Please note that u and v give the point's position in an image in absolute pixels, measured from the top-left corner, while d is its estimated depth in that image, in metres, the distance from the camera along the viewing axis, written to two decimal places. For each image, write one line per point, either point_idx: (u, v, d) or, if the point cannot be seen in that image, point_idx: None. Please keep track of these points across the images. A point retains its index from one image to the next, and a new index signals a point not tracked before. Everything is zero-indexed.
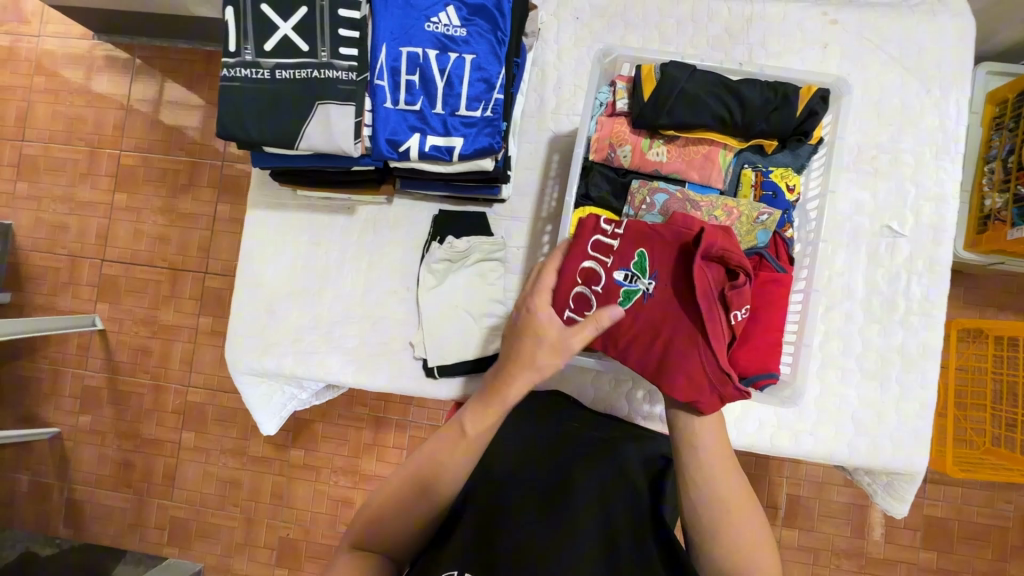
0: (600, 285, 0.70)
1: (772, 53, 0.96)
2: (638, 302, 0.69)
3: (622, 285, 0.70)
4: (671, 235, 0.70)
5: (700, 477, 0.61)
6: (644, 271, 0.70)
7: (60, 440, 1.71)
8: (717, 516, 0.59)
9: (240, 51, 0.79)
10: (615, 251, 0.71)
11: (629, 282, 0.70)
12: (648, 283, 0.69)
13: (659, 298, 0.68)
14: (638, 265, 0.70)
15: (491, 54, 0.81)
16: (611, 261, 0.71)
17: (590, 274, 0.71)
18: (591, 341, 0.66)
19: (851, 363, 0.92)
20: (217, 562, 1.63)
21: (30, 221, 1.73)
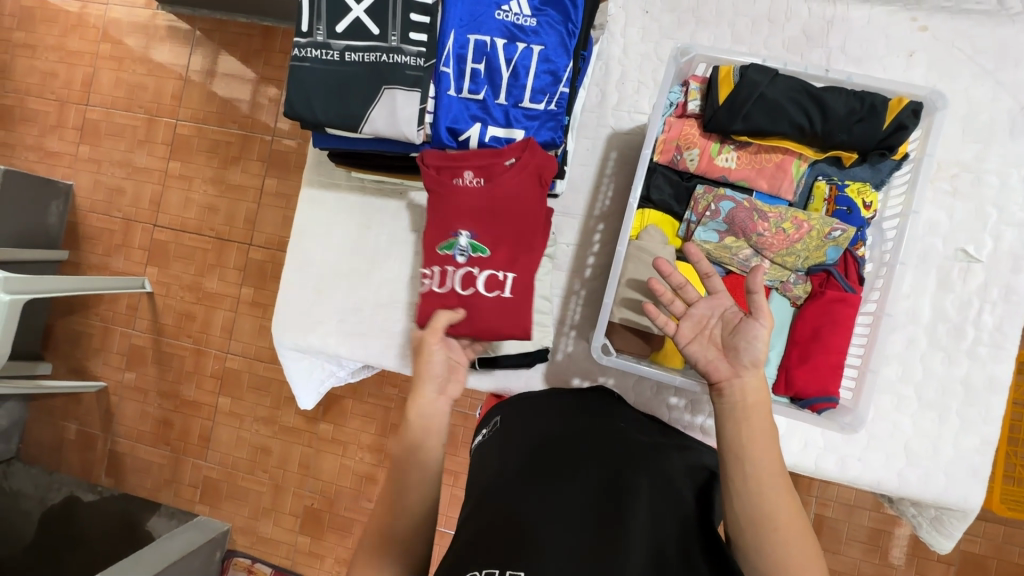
0: (467, 265, 0.82)
1: (852, 59, 0.91)
2: (478, 237, 0.81)
3: (470, 246, 0.81)
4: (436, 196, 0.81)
5: (747, 496, 0.57)
6: (458, 242, 0.81)
7: (106, 394, 1.80)
8: (762, 539, 0.55)
9: (312, 32, 0.78)
10: (442, 257, 0.83)
11: (465, 245, 0.81)
12: (462, 236, 0.81)
13: (473, 213, 0.81)
14: (458, 243, 0.82)
15: (560, 47, 0.79)
16: (448, 263, 0.82)
17: (467, 281, 0.81)
18: (485, 319, 0.81)
19: (909, 391, 0.87)
20: (243, 524, 1.70)
21: (90, 183, 1.81)
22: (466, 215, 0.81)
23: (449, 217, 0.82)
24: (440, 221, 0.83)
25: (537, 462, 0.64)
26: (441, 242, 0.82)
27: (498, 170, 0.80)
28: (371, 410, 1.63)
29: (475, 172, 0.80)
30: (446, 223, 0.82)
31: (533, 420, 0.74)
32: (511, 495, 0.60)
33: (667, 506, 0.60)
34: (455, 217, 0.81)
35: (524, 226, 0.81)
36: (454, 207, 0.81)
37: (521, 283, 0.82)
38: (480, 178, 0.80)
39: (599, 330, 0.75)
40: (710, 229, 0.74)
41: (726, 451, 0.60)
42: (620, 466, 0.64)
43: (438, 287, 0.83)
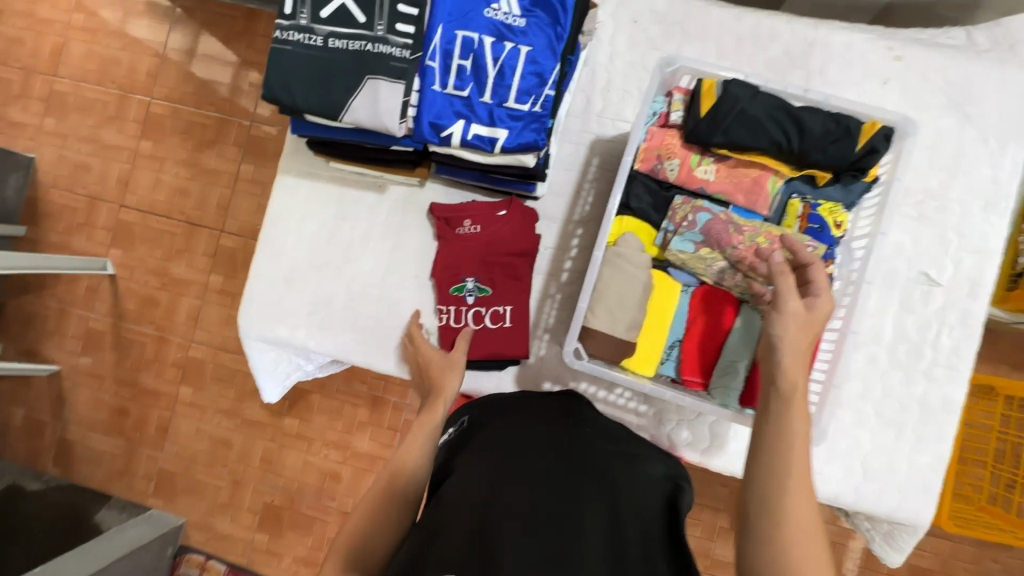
0: (477, 304, 0.95)
1: (830, 83, 0.94)
2: (485, 280, 0.95)
3: (477, 287, 0.95)
4: (444, 253, 0.96)
5: (773, 517, 0.53)
6: (470, 285, 0.95)
7: (58, 379, 1.71)
8: (789, 561, 0.51)
9: (296, 15, 0.76)
10: (455, 298, 0.95)
11: (474, 287, 0.95)
12: (470, 280, 0.95)
13: (475, 255, 0.95)
14: (470, 286, 0.95)
15: (548, 49, 0.79)
16: (460, 304, 0.95)
17: (477, 318, 0.94)
18: (492, 348, 0.92)
19: (869, 408, 0.90)
20: (198, 519, 1.64)
21: (53, 158, 1.73)
22: (472, 261, 0.95)
23: (459, 261, 0.96)
24: (448, 266, 0.96)
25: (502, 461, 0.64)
26: (451, 284, 0.96)
27: (492, 219, 0.95)
28: (339, 406, 1.59)
29: (473, 221, 0.95)
30: (455, 270, 0.96)
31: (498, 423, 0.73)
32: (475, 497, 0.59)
33: (631, 510, 0.60)
34: (461, 262, 0.95)
35: (521, 265, 0.95)
36: (459, 252, 0.95)
37: (521, 313, 0.95)
38: (477, 225, 0.95)
39: (571, 333, 0.75)
40: (686, 238, 0.75)
41: (762, 467, 0.55)
42: (586, 470, 0.63)
43: (453, 323, 0.95)
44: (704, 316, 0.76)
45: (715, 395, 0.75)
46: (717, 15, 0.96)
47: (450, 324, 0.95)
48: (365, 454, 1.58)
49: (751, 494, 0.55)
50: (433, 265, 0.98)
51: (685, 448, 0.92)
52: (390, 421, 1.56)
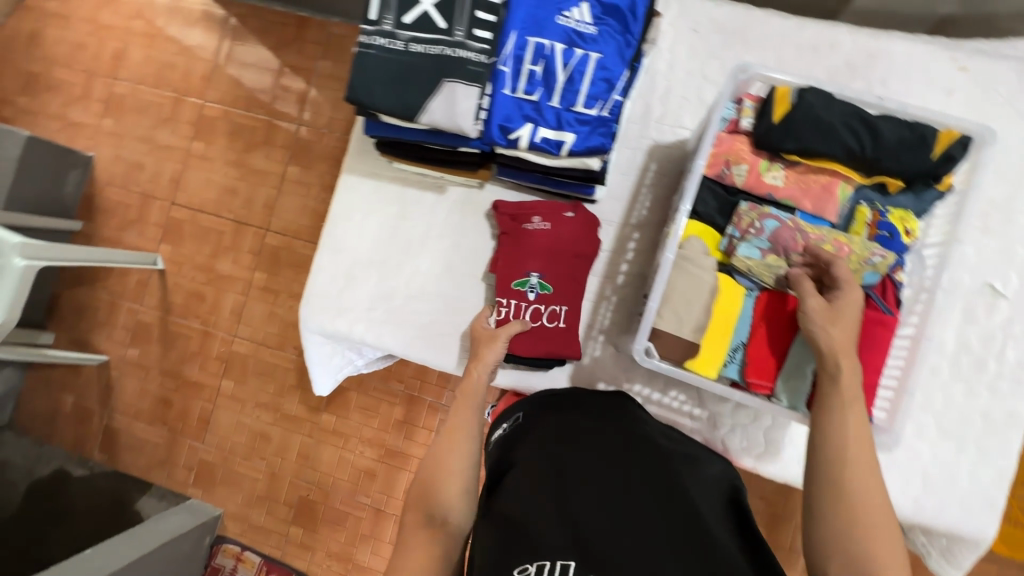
0: (536, 300, 0.94)
1: (892, 93, 0.94)
2: (546, 277, 0.95)
3: (538, 283, 0.95)
4: (508, 246, 0.96)
5: (836, 497, 0.58)
6: (529, 280, 0.95)
7: (107, 368, 1.78)
8: (850, 535, 0.55)
9: (381, 21, 0.79)
10: (514, 291, 0.95)
11: (535, 282, 0.95)
12: (533, 275, 0.95)
13: (540, 253, 0.95)
14: (530, 281, 0.95)
15: (618, 56, 0.81)
16: (519, 297, 0.94)
17: (535, 314, 0.94)
18: (546, 345, 0.92)
19: (930, 419, 0.89)
20: (236, 510, 1.68)
21: (110, 156, 1.81)
22: (539, 256, 0.95)
23: (524, 255, 0.96)
24: (514, 258, 0.96)
25: (565, 460, 0.66)
26: (516, 278, 0.95)
27: (559, 219, 0.96)
28: (375, 404, 1.62)
29: (543, 218, 0.96)
30: (519, 262, 0.95)
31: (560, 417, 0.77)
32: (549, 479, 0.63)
33: (701, 501, 0.61)
34: (528, 256, 0.95)
35: (581, 267, 0.96)
36: (526, 246, 0.95)
37: (576, 316, 0.96)
38: (546, 223, 0.96)
39: (641, 333, 0.76)
40: (754, 244, 0.76)
41: (826, 455, 0.60)
42: (648, 465, 0.65)
43: (511, 317, 0.94)
44: (768, 320, 0.76)
45: (781, 398, 0.75)
46: (779, 24, 0.97)
47: (509, 316, 0.93)
48: (400, 453, 1.60)
49: (816, 481, 0.60)
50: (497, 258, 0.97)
51: (740, 454, 0.92)
52: (425, 420, 1.59)
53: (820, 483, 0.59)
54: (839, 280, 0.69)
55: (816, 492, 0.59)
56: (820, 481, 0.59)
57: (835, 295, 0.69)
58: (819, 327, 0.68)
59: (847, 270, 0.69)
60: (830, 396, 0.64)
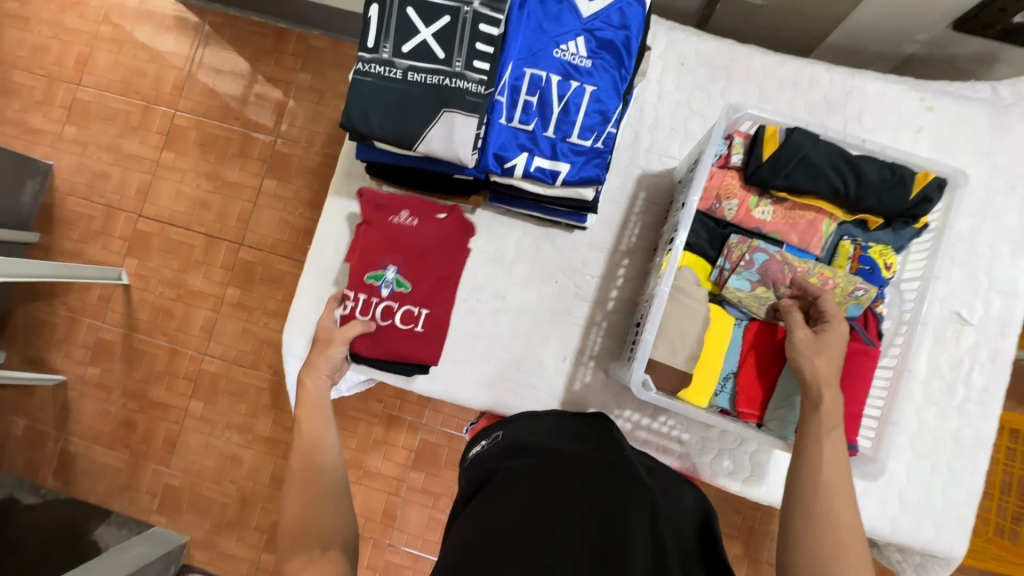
0: (387, 297, 0.93)
1: (866, 128, 0.99)
2: (402, 274, 0.94)
3: (393, 280, 0.94)
4: (366, 241, 0.95)
5: (819, 522, 0.59)
6: (382, 276, 0.94)
7: (64, 389, 1.68)
8: (831, 554, 0.57)
9: (378, 48, 0.79)
10: (365, 287, 0.94)
11: (389, 279, 0.94)
12: (388, 271, 0.94)
13: (398, 252, 0.95)
14: (383, 277, 0.94)
15: (612, 89, 0.83)
16: (369, 293, 0.93)
17: (385, 312, 0.93)
18: (393, 345, 0.92)
19: (905, 441, 0.93)
20: (203, 537, 1.60)
21: (72, 165, 1.72)
22: (394, 250, 0.94)
23: (381, 249, 0.95)
24: (370, 252, 0.95)
25: (546, 483, 0.65)
26: (369, 272, 0.94)
27: (429, 218, 0.97)
28: (353, 425, 1.58)
29: (410, 213, 0.96)
30: (377, 256, 0.94)
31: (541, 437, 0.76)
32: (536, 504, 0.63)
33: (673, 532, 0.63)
34: (385, 251, 0.95)
35: (440, 263, 0.96)
36: (385, 238, 0.95)
37: (435, 318, 0.95)
38: (413, 218, 0.96)
39: (638, 365, 0.76)
40: (744, 275, 0.78)
41: (808, 482, 0.62)
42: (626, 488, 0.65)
43: (359, 312, 0.92)
44: (755, 352, 0.79)
45: (770, 427, 0.77)
46: (760, 60, 1.01)
47: (355, 312, 0.92)
48: (378, 474, 1.56)
49: (797, 508, 0.61)
50: (354, 245, 0.96)
51: (726, 478, 0.94)
52: (405, 441, 1.55)
53: (798, 507, 0.61)
54: (826, 312, 0.72)
55: (795, 514, 0.61)
56: (795, 506, 0.62)
57: (823, 327, 0.71)
58: (804, 356, 0.70)
59: (832, 305, 0.72)
60: (808, 423, 0.67)
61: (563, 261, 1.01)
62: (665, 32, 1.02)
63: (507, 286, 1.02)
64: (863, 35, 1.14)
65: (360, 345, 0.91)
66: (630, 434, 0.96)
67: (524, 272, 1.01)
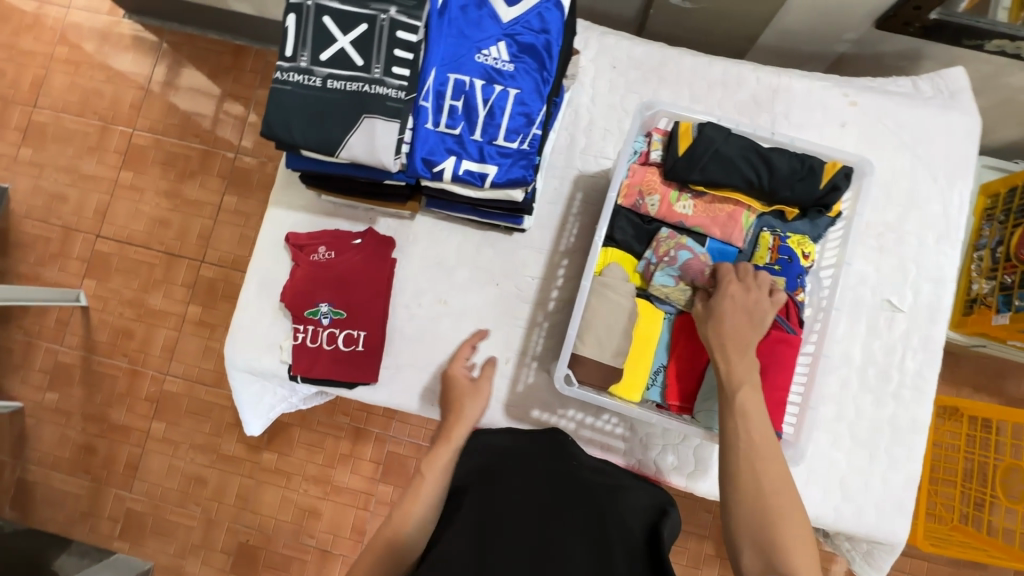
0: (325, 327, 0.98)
1: (794, 125, 1.01)
2: (335, 303, 0.99)
3: (327, 310, 0.98)
4: (296, 280, 0.99)
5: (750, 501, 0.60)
6: (318, 309, 0.98)
7: (21, 416, 1.63)
8: (764, 528, 0.58)
9: (297, 57, 0.80)
10: (304, 321, 0.98)
11: (324, 310, 0.98)
12: (323, 304, 0.98)
13: (326, 286, 0.99)
14: (319, 308, 0.98)
15: (535, 92, 0.84)
16: (309, 324, 0.98)
17: (328, 338, 0.98)
18: (338, 369, 0.97)
19: (843, 429, 0.94)
20: (168, 562, 1.56)
21: (28, 187, 1.70)
22: (324, 286, 0.99)
23: (313, 287, 0.99)
24: (302, 291, 0.98)
25: (488, 503, 0.71)
26: (306, 308, 0.98)
27: (347, 247, 1.01)
28: (320, 439, 1.56)
29: (328, 247, 1.01)
30: (310, 294, 0.98)
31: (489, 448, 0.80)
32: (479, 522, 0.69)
33: (616, 536, 0.67)
34: (315, 287, 0.98)
35: (366, 287, 0.99)
36: (313, 277, 0.99)
37: (374, 338, 0.98)
38: (332, 252, 1.01)
39: (561, 361, 0.78)
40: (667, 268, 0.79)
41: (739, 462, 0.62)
42: (566, 504, 0.71)
43: (307, 343, 0.97)
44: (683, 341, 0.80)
45: (699, 419, 0.77)
46: (689, 61, 1.03)
47: (304, 343, 0.97)
48: (348, 488, 1.54)
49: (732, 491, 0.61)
50: (284, 290, 0.99)
51: (671, 473, 0.94)
52: (373, 453, 1.54)
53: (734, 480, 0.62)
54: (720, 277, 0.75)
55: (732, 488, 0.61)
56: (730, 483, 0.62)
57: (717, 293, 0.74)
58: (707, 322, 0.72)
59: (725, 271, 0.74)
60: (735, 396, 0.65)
61: (504, 264, 1.02)
62: (596, 36, 1.05)
63: (449, 290, 1.02)
64: (794, 35, 1.17)
65: (308, 372, 0.97)
66: (574, 434, 0.96)
67: (466, 276, 1.02)
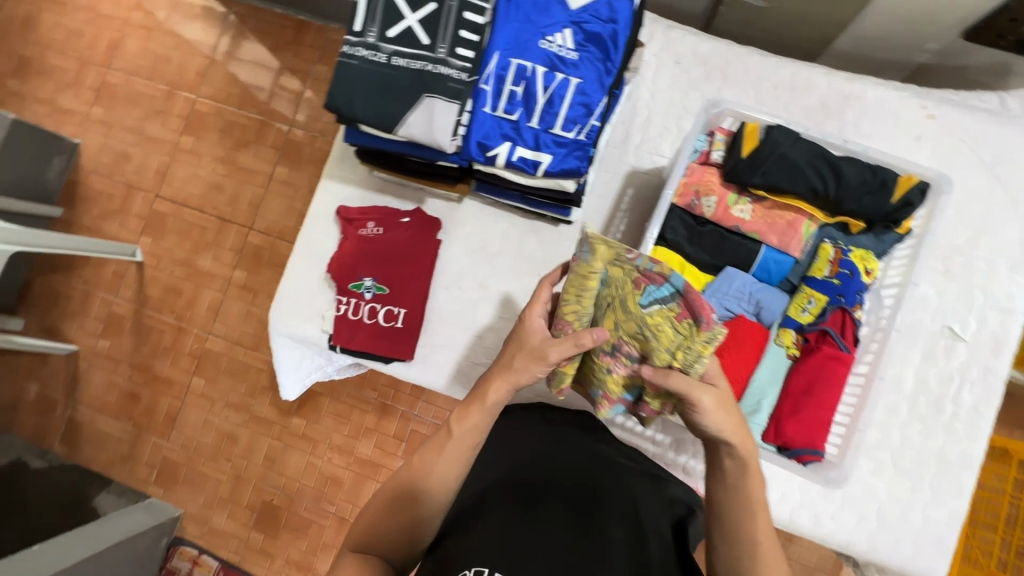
0: (367, 301, 1.00)
1: (864, 135, 0.97)
2: (380, 279, 1.01)
3: (371, 285, 1.00)
4: (343, 252, 1.01)
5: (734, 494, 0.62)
6: (363, 283, 1.00)
7: (75, 359, 1.74)
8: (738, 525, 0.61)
9: (365, 33, 0.81)
10: (348, 293, 1.00)
11: (368, 285, 1.00)
12: (367, 279, 1.00)
13: (373, 263, 1.01)
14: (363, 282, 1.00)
15: (597, 82, 0.83)
16: (351, 297, 1.00)
17: (370, 313, 0.99)
18: (376, 342, 0.98)
19: (886, 456, 0.90)
20: (196, 512, 1.63)
21: (97, 144, 1.79)
22: (370, 261, 1.01)
23: (359, 261, 1.01)
24: (348, 264, 1.01)
25: (522, 490, 0.70)
26: (350, 281, 1.00)
27: (395, 224, 1.02)
28: (347, 411, 1.60)
29: (376, 223, 1.02)
30: (356, 268, 1.01)
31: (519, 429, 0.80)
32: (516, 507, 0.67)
33: (647, 527, 0.68)
34: (362, 260, 1.01)
35: (410, 266, 1.01)
36: (359, 251, 1.01)
37: (415, 316, 1.00)
38: (380, 228, 1.02)
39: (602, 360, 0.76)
40: (660, 286, 0.64)
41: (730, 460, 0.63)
42: (601, 494, 0.70)
43: (348, 314, 0.99)
44: (733, 349, 0.77)
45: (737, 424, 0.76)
46: (758, 61, 0.99)
47: (345, 314, 0.99)
48: (369, 461, 1.58)
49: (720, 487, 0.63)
50: (331, 261, 1.02)
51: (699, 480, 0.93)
52: (396, 430, 1.57)
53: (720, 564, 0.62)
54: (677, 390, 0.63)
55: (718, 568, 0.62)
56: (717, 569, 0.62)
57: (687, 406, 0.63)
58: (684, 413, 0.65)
59: (683, 384, 0.61)
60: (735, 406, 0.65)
61: (547, 255, 1.01)
62: (663, 30, 1.02)
63: (489, 276, 1.02)
64: (873, 42, 1.10)
65: (348, 343, 0.98)
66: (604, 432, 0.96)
67: (507, 263, 1.02)
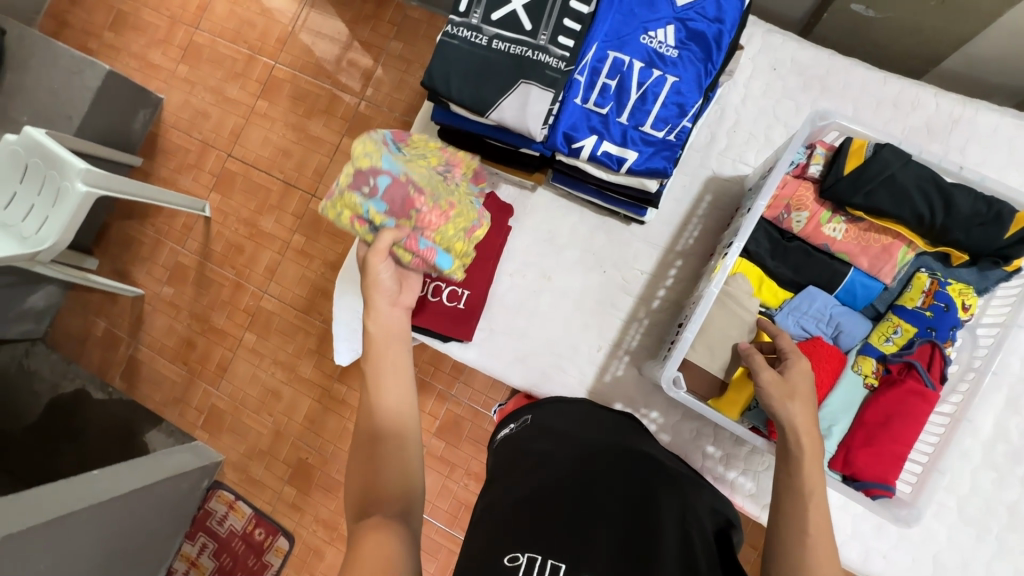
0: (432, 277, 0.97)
1: (969, 162, 0.91)
2: None
3: None
4: None
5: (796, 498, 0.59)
6: None
7: (141, 302, 1.82)
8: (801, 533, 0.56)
9: (469, 14, 0.81)
10: None
11: None
12: None
13: None
14: None
15: (694, 83, 0.80)
16: None
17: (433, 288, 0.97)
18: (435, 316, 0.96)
19: (953, 502, 0.86)
20: (235, 461, 1.70)
21: (179, 101, 1.87)
22: None
23: None
24: None
25: (572, 475, 0.68)
26: None
27: None
28: None
29: None
30: None
31: (562, 423, 0.79)
32: (567, 494, 0.65)
33: (697, 526, 0.61)
34: None
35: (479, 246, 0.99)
36: None
37: (476, 299, 0.98)
38: None
39: (673, 361, 0.77)
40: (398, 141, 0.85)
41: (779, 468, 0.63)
42: (648, 488, 0.65)
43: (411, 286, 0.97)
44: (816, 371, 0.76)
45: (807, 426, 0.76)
46: (862, 74, 0.95)
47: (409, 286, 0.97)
48: None
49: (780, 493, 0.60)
50: None
51: (745, 498, 0.91)
52: None
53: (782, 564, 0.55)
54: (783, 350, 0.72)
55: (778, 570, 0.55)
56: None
57: (785, 364, 0.70)
58: (777, 400, 0.66)
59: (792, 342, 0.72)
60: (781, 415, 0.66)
61: (615, 252, 1.01)
62: (762, 33, 0.98)
63: (554, 267, 1.02)
64: (985, 64, 1.02)
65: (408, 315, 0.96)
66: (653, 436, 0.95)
67: (574, 257, 1.02)
